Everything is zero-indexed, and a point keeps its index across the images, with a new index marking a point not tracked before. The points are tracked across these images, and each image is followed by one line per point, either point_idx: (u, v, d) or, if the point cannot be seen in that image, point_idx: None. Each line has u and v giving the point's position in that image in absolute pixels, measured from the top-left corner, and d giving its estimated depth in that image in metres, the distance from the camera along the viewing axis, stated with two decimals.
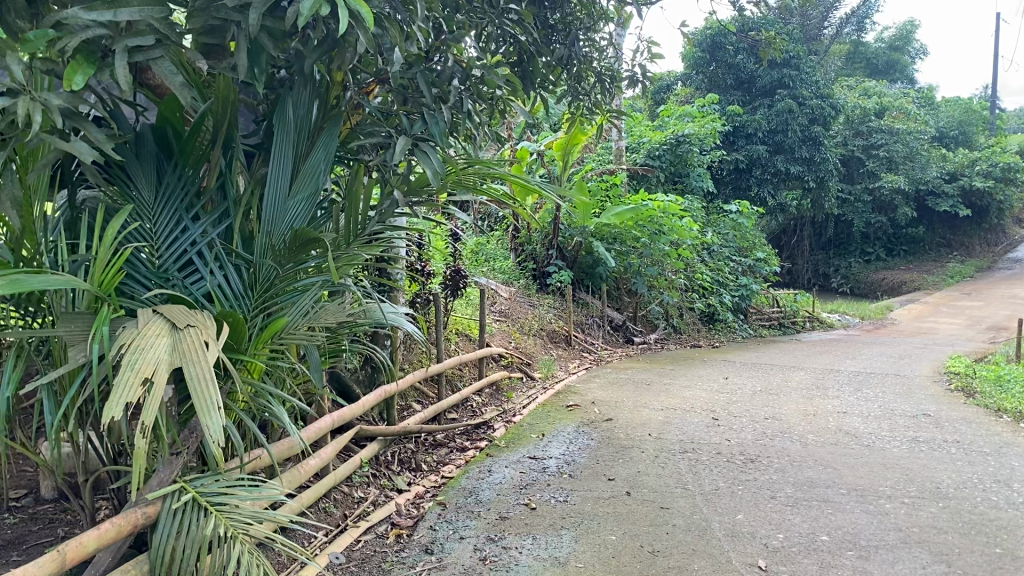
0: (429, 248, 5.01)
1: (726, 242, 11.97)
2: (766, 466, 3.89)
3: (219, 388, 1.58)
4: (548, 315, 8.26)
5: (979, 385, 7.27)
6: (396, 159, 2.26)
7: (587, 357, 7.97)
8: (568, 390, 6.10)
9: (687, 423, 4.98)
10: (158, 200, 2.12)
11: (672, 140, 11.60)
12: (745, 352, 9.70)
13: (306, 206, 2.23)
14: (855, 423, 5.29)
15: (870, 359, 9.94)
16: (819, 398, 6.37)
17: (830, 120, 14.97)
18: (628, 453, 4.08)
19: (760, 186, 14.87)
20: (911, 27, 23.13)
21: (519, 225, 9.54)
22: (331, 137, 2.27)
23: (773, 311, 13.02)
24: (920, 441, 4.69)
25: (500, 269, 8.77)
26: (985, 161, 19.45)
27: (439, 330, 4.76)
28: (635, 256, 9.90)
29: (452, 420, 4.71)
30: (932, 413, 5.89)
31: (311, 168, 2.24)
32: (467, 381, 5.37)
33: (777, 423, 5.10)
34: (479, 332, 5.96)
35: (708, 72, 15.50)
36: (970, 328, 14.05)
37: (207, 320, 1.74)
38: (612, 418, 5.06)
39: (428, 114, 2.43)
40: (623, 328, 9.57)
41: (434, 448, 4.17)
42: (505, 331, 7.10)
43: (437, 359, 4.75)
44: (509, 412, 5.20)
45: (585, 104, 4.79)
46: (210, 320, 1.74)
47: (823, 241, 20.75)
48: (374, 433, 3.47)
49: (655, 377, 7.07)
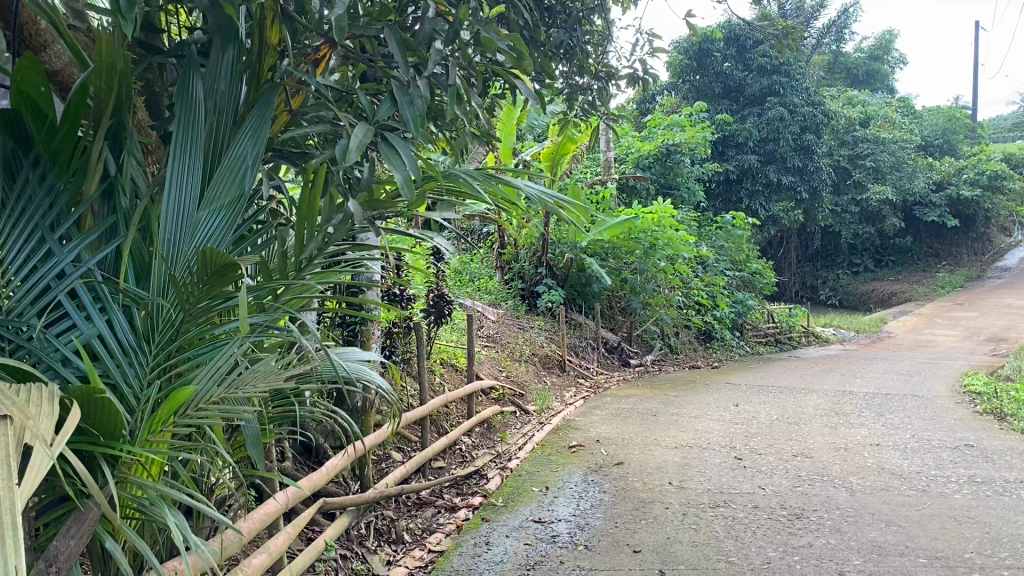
0: (406, 269, 4.37)
1: (721, 255, 11.40)
2: (817, 526, 3.24)
3: (20, 543, 0.87)
4: (540, 338, 7.60)
5: (1007, 406, 6.69)
6: (348, 154, 1.64)
7: (583, 384, 7.31)
8: (567, 425, 5.44)
9: (710, 466, 4.34)
10: (3, 214, 1.45)
11: (663, 149, 11.09)
12: (748, 373, 9.08)
13: (226, 218, 1.58)
14: (897, 459, 4.66)
15: (880, 377, 9.36)
16: (843, 427, 5.76)
17: (822, 127, 14.53)
18: (651, 512, 3.43)
19: (750, 200, 14.49)
20: (890, 37, 22.85)
21: (505, 241, 8.93)
22: (265, 122, 1.63)
23: (769, 328, 12.46)
24: (979, 483, 4.06)
25: (486, 290, 8.11)
26: (973, 169, 19.07)
27: (422, 364, 4.11)
28: (628, 271, 9.31)
29: (437, 469, 4.05)
30: (974, 442, 5.27)
31: (233, 162, 1.57)
32: (453, 421, 4.71)
33: (809, 464, 4.46)
34: (466, 362, 5.30)
35: (697, 80, 14.97)
36: (969, 340, 13.54)
37: (35, 415, 1.08)
38: (623, 461, 4.41)
39: (398, 90, 1.79)
40: (618, 350, 8.94)
41: (417, 509, 3.50)
42: (495, 358, 6.43)
43: (420, 399, 4.10)
44: (504, 456, 4.54)
45: (581, 104, 4.19)
46: (40, 408, 1.10)
47: (811, 253, 20.30)
48: (343, 504, 2.79)
49: (661, 406, 6.43)
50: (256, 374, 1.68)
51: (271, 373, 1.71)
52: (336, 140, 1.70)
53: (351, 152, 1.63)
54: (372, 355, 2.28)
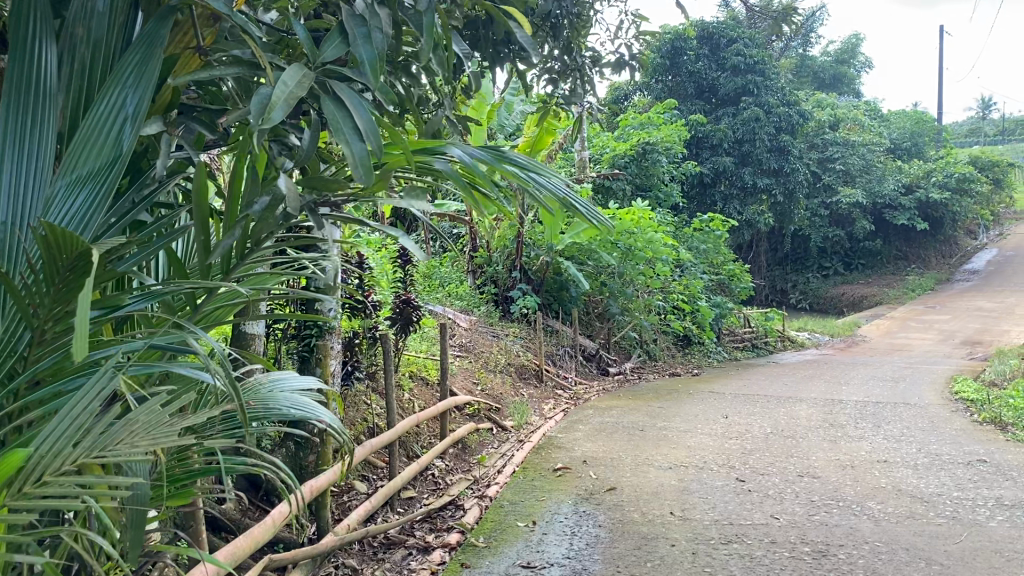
0: (372, 272, 3.92)
1: (699, 258, 11.02)
2: (849, 567, 2.82)
3: None
4: (515, 348, 7.09)
5: (1008, 415, 6.33)
6: (275, 113, 1.20)
7: (561, 396, 6.84)
8: (549, 444, 4.97)
9: (711, 490, 3.92)
10: None
11: (639, 150, 10.73)
12: (730, 381, 8.67)
13: (97, 193, 1.25)
14: (911, 478, 4.26)
15: (865, 383, 9.01)
16: (844, 441, 5.37)
17: (798, 127, 14.26)
18: (656, 552, 2.99)
19: (725, 203, 14.24)
20: (856, 40, 22.81)
21: (476, 243, 8.44)
22: (151, 65, 1.28)
23: (746, 333, 12.10)
24: (1010, 507, 3.65)
25: (456, 295, 7.65)
26: (942, 172, 18.98)
27: (391, 379, 3.64)
28: (606, 275, 8.90)
29: (406, 502, 3.60)
30: (988, 457, 4.89)
31: (102, 118, 1.24)
32: (425, 442, 4.26)
33: (819, 486, 4.03)
34: (439, 375, 4.82)
35: (670, 80, 14.66)
36: (944, 344, 13.28)
37: None
38: (615, 486, 3.95)
39: (350, 23, 1.37)
40: (596, 358, 8.47)
41: (385, 551, 3.04)
42: (468, 370, 5.94)
43: (388, 419, 3.65)
44: (483, 480, 4.07)
45: (554, 103, 3.75)
46: None
47: (780, 257, 20.04)
48: (294, 558, 2.32)
49: (648, 419, 5.98)
50: (134, 428, 1.27)
51: (157, 426, 1.31)
52: (259, 90, 1.24)
53: (279, 108, 1.20)
54: (324, 381, 1.83)
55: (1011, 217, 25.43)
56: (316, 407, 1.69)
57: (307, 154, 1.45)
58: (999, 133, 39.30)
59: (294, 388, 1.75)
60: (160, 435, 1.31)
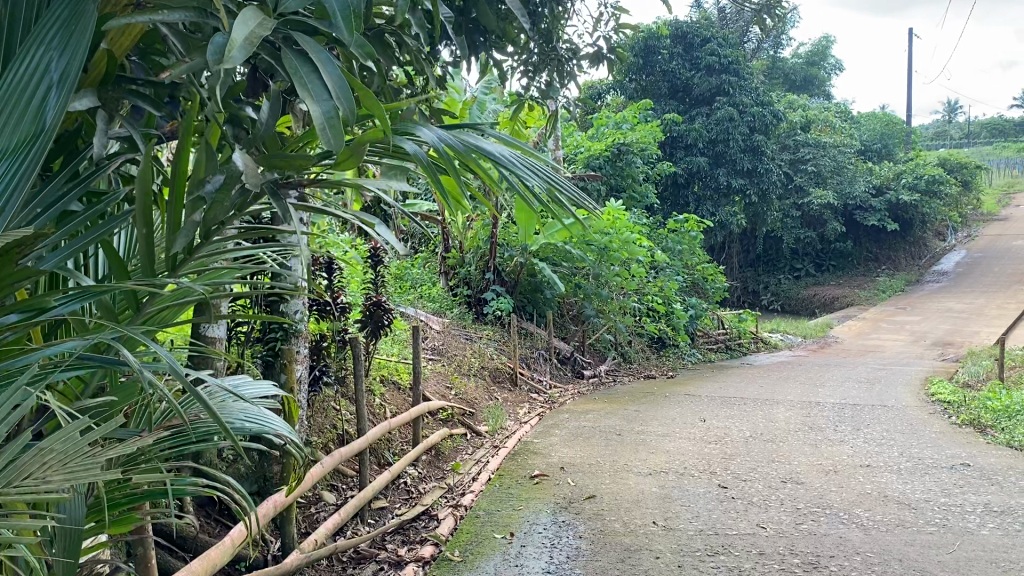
0: (342, 271, 3.75)
1: (674, 259, 10.93)
2: None
3: None
4: (489, 350, 6.94)
5: (986, 417, 6.29)
6: (233, 59, 1.05)
7: (537, 399, 6.69)
8: (526, 450, 4.82)
9: (694, 498, 3.79)
10: None
11: (613, 150, 10.60)
12: (706, 383, 8.58)
13: (15, 170, 1.04)
14: (896, 483, 4.16)
15: (841, 385, 8.95)
16: (824, 445, 5.28)
17: (772, 128, 14.24)
18: (641, 566, 2.85)
19: (698, 204, 14.20)
20: (827, 43, 22.94)
21: (449, 244, 8.27)
22: (80, 22, 1.07)
23: (720, 334, 12.04)
24: (999, 513, 3.57)
25: (428, 297, 7.48)
26: (911, 174, 19.10)
27: (361, 384, 3.47)
28: (581, 276, 8.77)
29: (377, 514, 3.42)
30: (970, 460, 4.82)
31: (19, 80, 1.04)
32: (397, 450, 4.09)
33: (803, 492, 3.91)
34: (411, 380, 4.65)
35: (644, 80, 14.57)
36: (916, 345, 13.33)
37: None
38: (594, 494, 3.80)
39: None
40: (571, 361, 8.34)
41: (355, 567, 2.87)
42: (441, 373, 5.76)
43: (358, 426, 3.48)
44: (457, 489, 3.91)
45: (532, 97, 3.60)
46: None
47: (752, 258, 20.06)
48: None
49: (626, 423, 5.85)
50: (47, 460, 1.05)
51: (77, 461, 1.08)
52: (213, 39, 1.10)
53: (239, 52, 1.05)
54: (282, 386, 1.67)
55: (977, 220, 25.72)
56: (271, 417, 1.52)
57: (264, 127, 1.29)
58: (965, 137, 39.86)
59: (250, 396, 1.59)
60: (82, 469, 1.08)
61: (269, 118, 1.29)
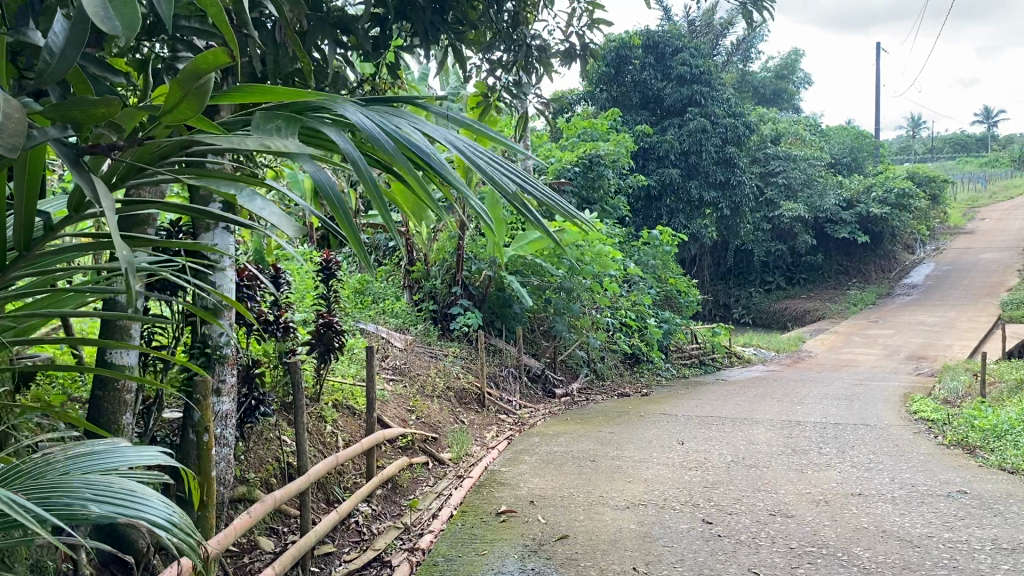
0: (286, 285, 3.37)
1: (647, 272, 10.62)
2: None
3: None
4: (454, 368, 6.55)
5: (974, 437, 6.00)
6: None
7: (505, 421, 6.32)
8: (492, 480, 4.44)
9: (678, 537, 3.43)
10: None
11: (585, 160, 10.30)
12: (682, 401, 8.24)
13: None
14: (892, 516, 3.83)
15: (820, 402, 8.67)
16: (812, 470, 4.95)
17: (744, 139, 14.04)
18: None
19: (671, 216, 13.95)
20: (796, 57, 22.88)
21: (413, 256, 7.88)
22: None
23: (693, 348, 11.74)
24: (1011, 551, 3.25)
25: (390, 312, 7.08)
26: (881, 187, 18.98)
27: (303, 413, 3.06)
28: (552, 291, 8.40)
29: (322, 561, 3.02)
30: (968, 487, 4.51)
31: None
32: (348, 484, 3.69)
33: (795, 528, 3.56)
34: (367, 404, 4.25)
35: (615, 90, 14.32)
36: (889, 359, 13.13)
37: None
38: (567, 534, 3.42)
39: None
40: (541, 379, 7.97)
41: None
42: (403, 395, 5.36)
43: (301, 462, 3.09)
44: (414, 529, 3.51)
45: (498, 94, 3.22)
46: None
47: (723, 272, 19.88)
48: None
49: (600, 448, 5.48)
50: None
51: None
52: None
53: None
54: (168, 460, 1.37)
55: (944, 233, 25.80)
56: (134, 501, 1.18)
57: (58, 64, 0.91)
58: (928, 153, 40.29)
59: (110, 468, 1.29)
60: None
61: (67, 48, 0.92)
